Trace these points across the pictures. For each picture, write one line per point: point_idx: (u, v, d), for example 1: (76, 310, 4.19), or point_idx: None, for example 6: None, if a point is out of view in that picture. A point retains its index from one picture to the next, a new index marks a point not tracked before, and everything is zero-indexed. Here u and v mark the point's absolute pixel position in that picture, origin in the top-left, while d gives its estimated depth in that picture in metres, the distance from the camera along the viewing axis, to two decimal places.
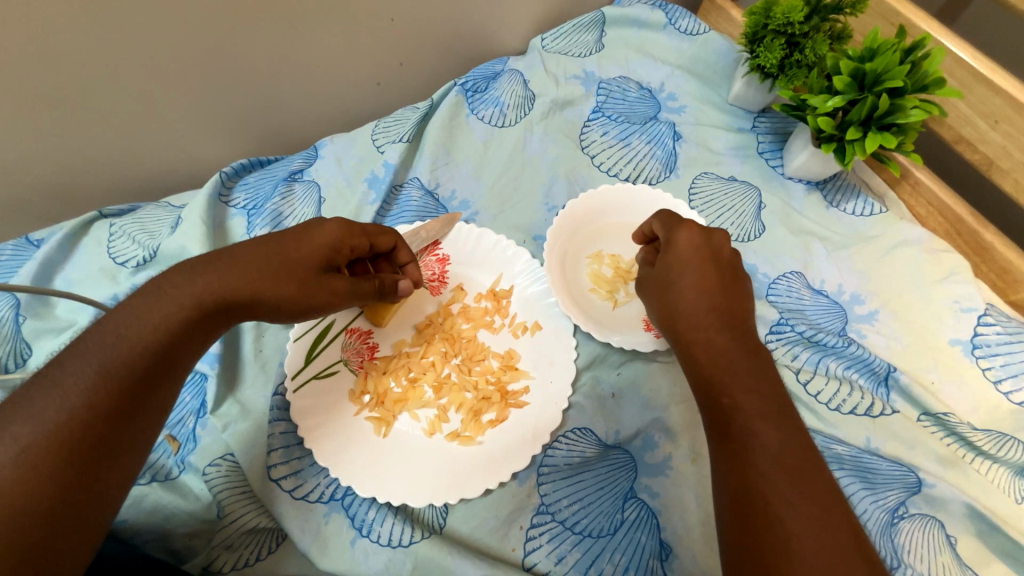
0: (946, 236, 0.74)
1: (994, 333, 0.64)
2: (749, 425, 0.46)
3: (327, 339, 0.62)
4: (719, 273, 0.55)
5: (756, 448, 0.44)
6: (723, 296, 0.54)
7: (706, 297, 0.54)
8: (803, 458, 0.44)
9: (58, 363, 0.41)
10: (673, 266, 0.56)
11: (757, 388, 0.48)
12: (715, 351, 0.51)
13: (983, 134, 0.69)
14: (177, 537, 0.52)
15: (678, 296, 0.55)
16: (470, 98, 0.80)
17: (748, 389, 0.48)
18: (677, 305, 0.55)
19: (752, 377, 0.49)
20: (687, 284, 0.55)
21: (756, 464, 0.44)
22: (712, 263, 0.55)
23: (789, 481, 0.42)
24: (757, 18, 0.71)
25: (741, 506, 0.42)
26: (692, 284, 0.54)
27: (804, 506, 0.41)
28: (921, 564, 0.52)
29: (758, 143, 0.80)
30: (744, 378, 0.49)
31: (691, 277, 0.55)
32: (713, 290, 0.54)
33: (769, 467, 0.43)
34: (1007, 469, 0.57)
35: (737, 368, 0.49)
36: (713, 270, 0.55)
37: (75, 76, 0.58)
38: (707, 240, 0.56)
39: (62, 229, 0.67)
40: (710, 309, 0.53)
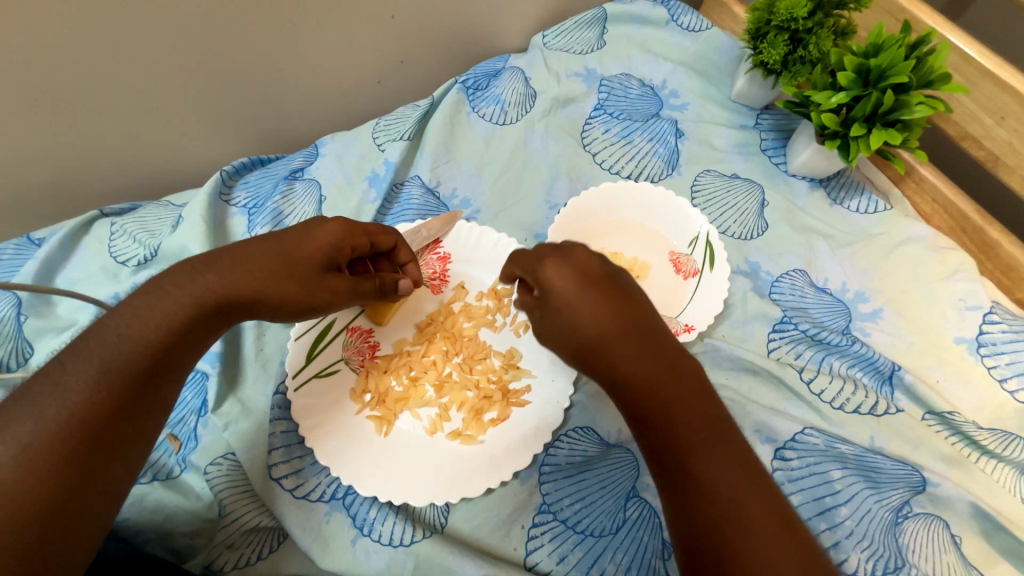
0: (951, 233, 0.73)
1: (1000, 331, 0.63)
2: (698, 457, 0.40)
3: (328, 337, 0.62)
4: (607, 292, 0.48)
5: (712, 482, 0.39)
6: (625, 311, 0.47)
7: (603, 330, 0.46)
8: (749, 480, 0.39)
9: (59, 361, 0.41)
10: (559, 305, 0.49)
11: (695, 409, 0.42)
12: (636, 380, 0.44)
13: (989, 130, 0.68)
14: (178, 536, 0.52)
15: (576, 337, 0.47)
16: (471, 95, 0.80)
17: (676, 420, 0.42)
18: (582, 339, 0.47)
19: (676, 403, 0.42)
20: (577, 316, 0.48)
21: (717, 500, 0.38)
22: (601, 284, 0.49)
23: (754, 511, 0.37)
24: (760, 14, 0.71)
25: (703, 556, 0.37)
26: (590, 312, 0.47)
27: (775, 542, 0.36)
28: (925, 564, 0.52)
29: (761, 140, 0.79)
30: (669, 407, 0.42)
31: (585, 308, 0.47)
32: (614, 311, 0.47)
33: (727, 504, 0.38)
34: (1012, 468, 0.56)
35: (662, 397, 0.43)
36: (605, 290, 0.49)
37: (75, 75, 0.58)
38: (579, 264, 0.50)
39: (63, 228, 0.67)
40: (617, 334, 0.46)
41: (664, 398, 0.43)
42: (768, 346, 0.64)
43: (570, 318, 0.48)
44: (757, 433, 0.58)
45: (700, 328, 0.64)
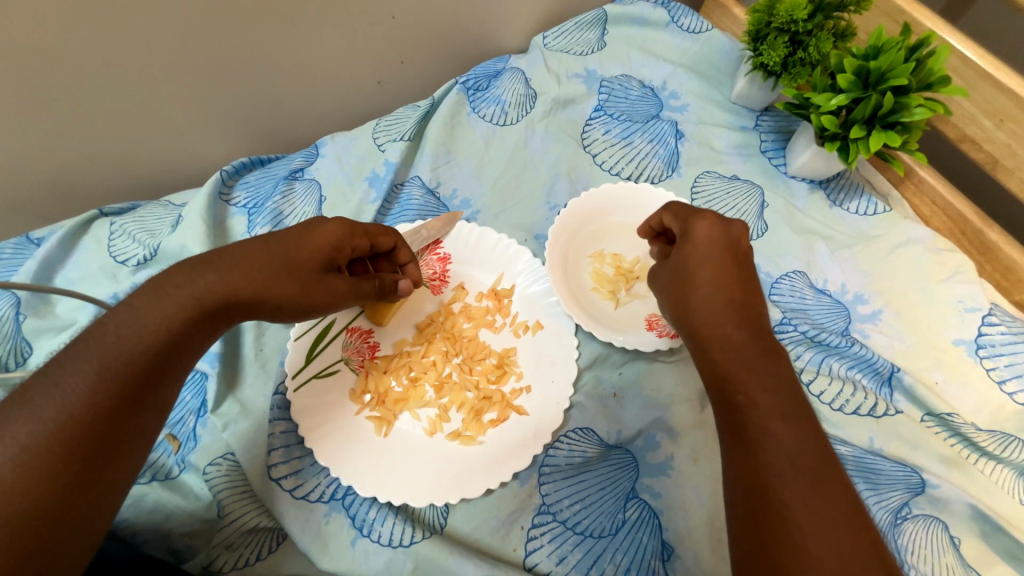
0: (950, 235, 0.73)
1: (998, 333, 0.64)
2: (765, 425, 0.44)
3: (328, 338, 0.62)
4: (737, 269, 0.53)
5: (767, 448, 0.43)
6: (742, 287, 0.52)
7: (723, 291, 0.52)
8: (819, 458, 0.42)
9: (58, 363, 0.41)
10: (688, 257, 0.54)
11: (774, 386, 0.46)
12: (727, 338, 0.50)
13: (988, 133, 0.68)
14: (177, 536, 0.51)
15: (693, 289, 0.53)
16: (471, 96, 0.80)
17: (764, 386, 0.46)
18: (694, 296, 0.53)
19: (763, 372, 0.47)
20: (703, 255, 0.53)
21: (770, 468, 0.41)
22: (732, 254, 0.54)
23: (808, 482, 0.41)
24: (761, 16, 0.71)
25: (751, 503, 0.41)
26: (712, 270, 0.52)
27: (822, 510, 0.39)
28: (924, 565, 0.52)
29: (760, 142, 0.79)
30: (761, 374, 0.47)
31: (708, 264, 0.53)
32: (725, 281, 0.52)
33: (780, 464, 0.41)
34: (1011, 469, 0.56)
35: (753, 363, 0.48)
36: (734, 261, 0.53)
37: (75, 75, 0.58)
38: (728, 230, 0.54)
39: (63, 228, 0.67)
40: (721, 293, 0.52)
41: (749, 364, 0.48)
42: None
43: (691, 272, 0.53)
44: None
45: None
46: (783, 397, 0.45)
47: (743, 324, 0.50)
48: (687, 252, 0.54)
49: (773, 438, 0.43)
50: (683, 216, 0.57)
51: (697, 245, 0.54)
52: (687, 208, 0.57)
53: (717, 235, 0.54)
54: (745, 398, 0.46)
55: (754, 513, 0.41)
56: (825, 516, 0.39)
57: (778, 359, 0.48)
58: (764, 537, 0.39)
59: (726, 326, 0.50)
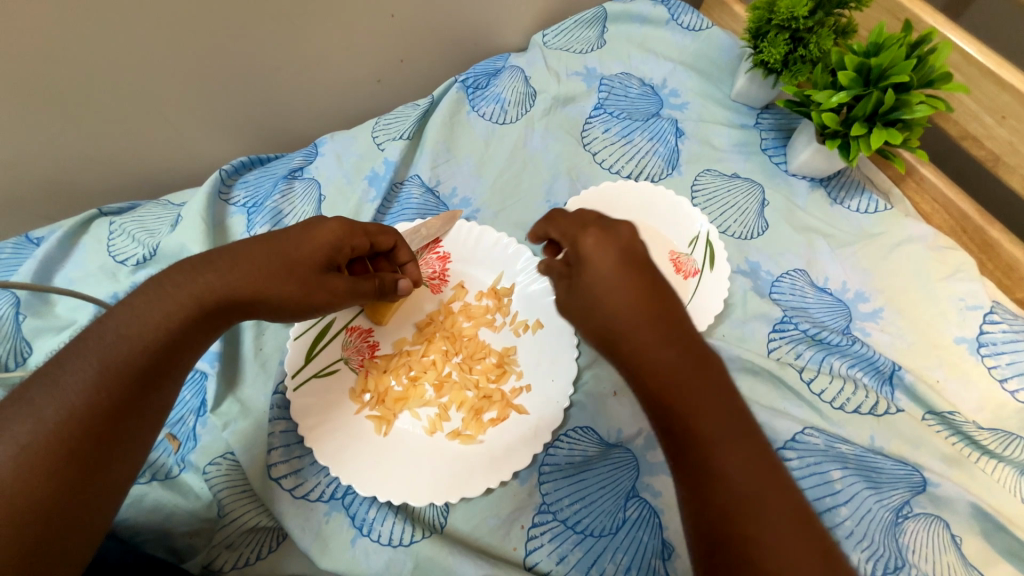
0: (951, 233, 0.73)
1: (1000, 331, 0.63)
2: (709, 455, 0.39)
3: (327, 337, 0.62)
4: (645, 276, 0.47)
5: (718, 483, 0.38)
6: (656, 297, 0.46)
7: (638, 308, 0.45)
8: (768, 479, 0.38)
9: (57, 362, 0.41)
10: (594, 277, 0.47)
11: (715, 402, 0.41)
12: (655, 359, 0.43)
13: (990, 130, 0.68)
14: (177, 535, 0.51)
15: (608, 312, 0.46)
16: (471, 95, 0.79)
17: (700, 409, 0.40)
18: (611, 318, 0.46)
19: (698, 392, 0.41)
20: (608, 272, 0.47)
21: (727, 509, 0.37)
22: (637, 263, 0.47)
23: (767, 515, 0.37)
24: (761, 13, 0.71)
25: (717, 553, 0.36)
26: (622, 284, 0.46)
27: (792, 548, 0.35)
28: (925, 564, 0.51)
29: (761, 140, 0.79)
30: (694, 397, 0.41)
31: (613, 278, 0.46)
32: (636, 295, 0.45)
33: (735, 503, 0.37)
34: (1012, 468, 0.56)
35: (687, 384, 0.41)
36: (640, 268, 0.47)
37: (74, 75, 0.58)
38: (617, 236, 0.49)
39: (62, 227, 0.67)
40: (635, 309, 0.45)
41: (685, 386, 0.41)
42: (768, 346, 0.64)
43: (599, 293, 0.47)
44: None
45: (700, 327, 0.64)
46: (726, 414, 0.40)
47: (666, 340, 0.43)
48: (591, 269, 0.48)
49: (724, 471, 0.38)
50: (574, 232, 0.51)
51: (593, 262, 0.48)
52: (579, 220, 0.52)
53: (616, 245, 0.48)
54: (688, 426, 0.40)
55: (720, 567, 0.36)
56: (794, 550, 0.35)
57: (709, 369, 0.42)
58: None
59: (647, 347, 0.43)
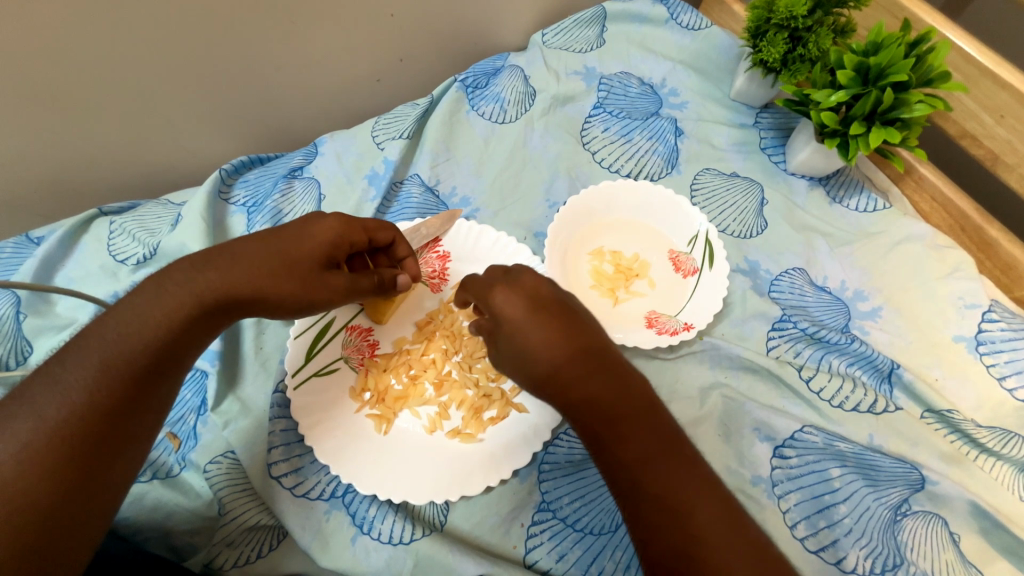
0: (950, 231, 0.73)
1: (998, 330, 0.63)
2: (648, 479, 0.39)
3: (328, 335, 0.62)
4: (557, 316, 0.46)
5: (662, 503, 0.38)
6: (574, 331, 0.45)
7: (559, 346, 0.44)
8: (708, 492, 0.39)
9: (58, 360, 0.41)
10: (511, 320, 0.46)
11: (649, 437, 0.40)
12: (588, 404, 0.42)
13: (988, 129, 0.68)
14: (178, 534, 0.52)
15: (532, 355, 0.45)
16: (471, 94, 0.80)
17: (632, 437, 0.40)
18: (537, 365, 0.44)
19: (627, 421, 0.41)
20: (521, 314, 0.46)
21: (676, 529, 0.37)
22: (549, 299, 0.47)
23: (714, 527, 0.37)
24: (760, 12, 0.71)
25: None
26: (537, 333, 0.45)
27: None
28: (924, 562, 0.52)
29: (760, 139, 0.79)
30: (624, 426, 0.41)
31: (529, 326, 0.45)
32: (555, 333, 0.44)
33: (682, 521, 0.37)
34: (1011, 466, 0.56)
35: (616, 415, 0.41)
36: (554, 308, 0.46)
37: (74, 74, 0.58)
38: (525, 282, 0.49)
39: (62, 227, 0.67)
40: (554, 349, 0.44)
41: (616, 422, 0.41)
42: (767, 344, 0.64)
43: (519, 341, 0.45)
44: (756, 431, 0.58)
45: (700, 326, 0.64)
46: (660, 446, 0.40)
47: (589, 374, 0.43)
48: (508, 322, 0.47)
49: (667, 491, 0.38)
50: (483, 287, 0.50)
51: (507, 303, 0.47)
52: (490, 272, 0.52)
53: (525, 291, 0.48)
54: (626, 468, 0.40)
55: None
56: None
57: (633, 394, 0.42)
58: None
59: (573, 387, 0.43)
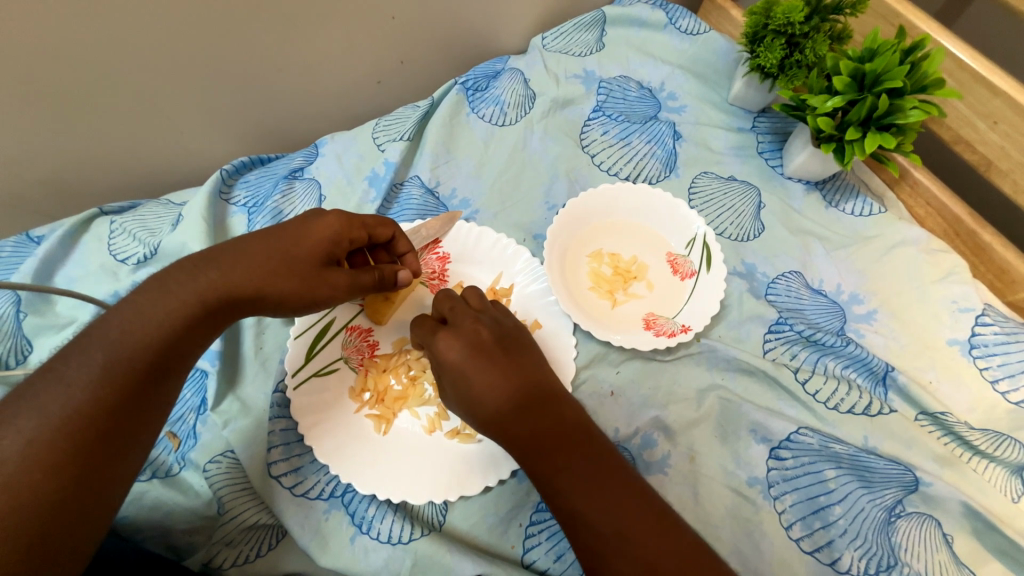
0: (944, 236, 0.74)
1: (991, 333, 0.64)
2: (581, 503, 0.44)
3: (328, 335, 0.62)
4: (495, 359, 0.51)
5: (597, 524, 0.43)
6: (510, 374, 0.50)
7: (496, 389, 0.49)
8: (636, 508, 0.44)
9: (62, 358, 0.41)
10: (453, 366, 0.51)
11: (583, 462, 0.46)
12: (528, 439, 0.47)
13: (982, 134, 0.69)
14: (178, 533, 0.52)
15: (474, 399, 0.49)
16: (471, 96, 0.80)
17: (565, 466, 0.45)
18: (479, 407, 0.49)
19: (560, 452, 0.46)
20: (461, 360, 0.51)
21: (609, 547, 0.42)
22: (487, 343, 0.52)
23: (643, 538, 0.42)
24: (757, 18, 0.71)
25: None
26: (479, 377, 0.49)
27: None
28: (917, 562, 0.52)
29: (758, 143, 0.80)
30: (557, 457, 0.46)
31: (472, 369, 0.50)
32: (492, 377, 0.49)
33: (613, 537, 0.42)
34: (1003, 468, 0.57)
35: (550, 448, 0.46)
36: (492, 351, 0.51)
37: (75, 74, 0.58)
38: (467, 326, 0.53)
39: (63, 226, 0.67)
40: (492, 390, 0.49)
41: (551, 454, 0.46)
42: (763, 347, 0.65)
43: (462, 385, 0.50)
44: (752, 433, 0.59)
45: (697, 328, 0.64)
46: (592, 470, 0.45)
47: (524, 412, 0.48)
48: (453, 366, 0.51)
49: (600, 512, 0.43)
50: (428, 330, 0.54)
51: (449, 349, 0.52)
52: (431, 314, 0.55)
53: (466, 336, 0.52)
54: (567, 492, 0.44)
55: None
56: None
57: (565, 427, 0.48)
58: None
59: (511, 425, 0.48)
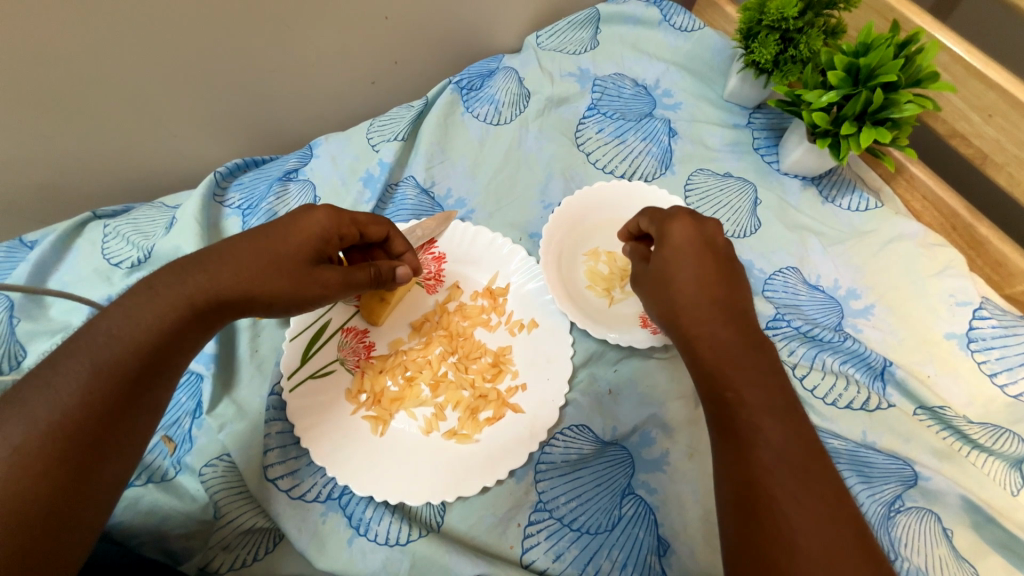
0: (941, 230, 0.74)
1: (988, 326, 0.64)
2: (755, 421, 0.45)
3: (323, 338, 0.62)
4: (717, 273, 0.54)
5: (757, 444, 0.43)
6: (717, 290, 0.53)
7: (704, 289, 0.53)
8: (806, 455, 0.43)
9: (49, 364, 0.41)
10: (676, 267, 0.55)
11: (761, 381, 0.47)
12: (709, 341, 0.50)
13: (977, 128, 0.68)
14: (173, 538, 0.51)
15: (676, 289, 0.54)
16: (465, 96, 0.80)
17: (753, 383, 0.47)
18: (678, 297, 0.53)
19: (749, 366, 0.48)
20: (674, 262, 0.55)
21: (760, 464, 0.42)
22: (711, 256, 0.55)
23: (796, 476, 0.41)
24: (751, 14, 0.71)
25: (745, 499, 0.41)
26: (688, 278, 0.54)
27: (810, 502, 0.40)
28: (917, 557, 0.52)
29: (753, 139, 0.79)
30: (747, 371, 0.47)
31: (688, 272, 0.54)
32: (703, 282, 0.53)
33: (773, 464, 0.42)
34: (1003, 461, 0.57)
35: (737, 358, 0.48)
36: (712, 267, 0.54)
37: (67, 77, 0.58)
38: (701, 230, 0.56)
39: (56, 231, 0.66)
40: (698, 291, 0.53)
41: (729, 366, 0.48)
42: None
43: (668, 278, 0.55)
44: None
45: None
46: (772, 397, 0.46)
47: (724, 322, 0.51)
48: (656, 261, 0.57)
49: (765, 439, 0.43)
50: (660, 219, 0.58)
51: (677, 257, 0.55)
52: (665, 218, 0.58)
53: (687, 244, 0.55)
54: (736, 397, 0.46)
55: (746, 510, 0.41)
56: (811, 510, 0.40)
57: (762, 353, 0.49)
58: (755, 530, 0.40)
59: (701, 324, 0.51)
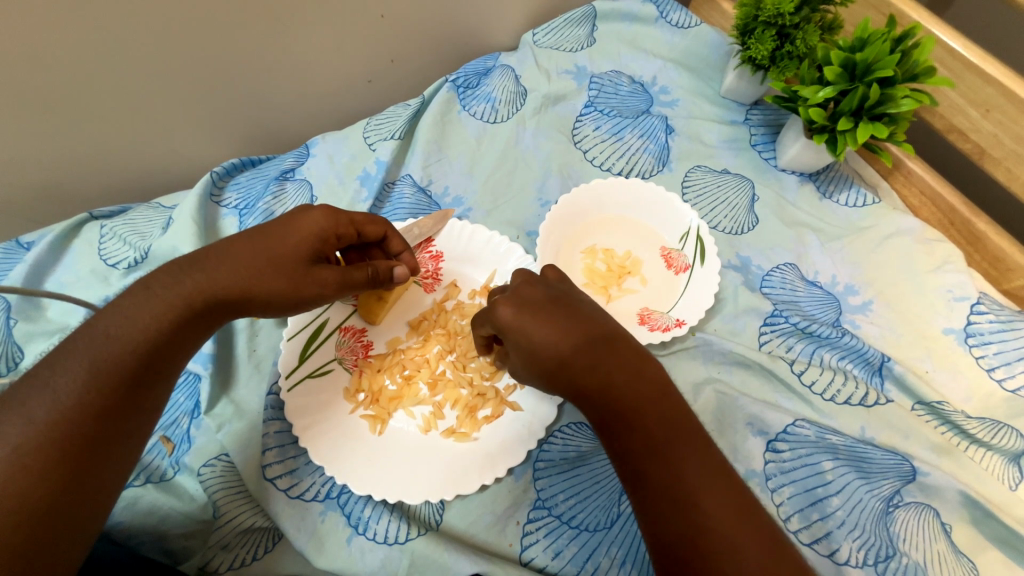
0: (939, 225, 0.74)
1: (986, 321, 0.64)
2: (667, 466, 0.41)
3: (321, 337, 0.62)
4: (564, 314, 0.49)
5: (681, 491, 0.40)
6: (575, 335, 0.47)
7: (563, 346, 0.47)
8: (719, 480, 0.41)
9: (48, 364, 0.41)
10: (524, 335, 0.49)
11: (663, 419, 0.43)
12: (597, 396, 0.45)
13: (975, 123, 0.68)
14: (173, 537, 0.51)
15: (540, 356, 0.48)
16: (462, 94, 0.80)
17: (652, 423, 0.43)
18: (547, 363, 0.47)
19: (643, 404, 0.44)
20: (522, 326, 0.49)
21: (689, 511, 0.39)
22: (554, 300, 0.50)
23: (724, 508, 0.39)
24: (748, 10, 0.71)
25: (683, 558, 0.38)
26: (544, 339, 0.47)
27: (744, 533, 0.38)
28: (915, 552, 0.52)
29: (751, 136, 0.79)
30: (643, 412, 0.43)
31: (540, 335, 0.47)
32: (559, 336, 0.47)
33: (697, 506, 0.39)
34: (1001, 456, 0.57)
35: (628, 401, 0.44)
36: (561, 310, 0.49)
37: (62, 78, 0.58)
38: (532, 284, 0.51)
39: (53, 232, 0.66)
40: (560, 350, 0.47)
41: (623, 415, 0.44)
42: (759, 340, 0.64)
43: (528, 342, 0.48)
44: (749, 426, 0.58)
45: (692, 322, 0.64)
46: (670, 429, 0.43)
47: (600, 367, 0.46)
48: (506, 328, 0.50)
49: (682, 479, 0.40)
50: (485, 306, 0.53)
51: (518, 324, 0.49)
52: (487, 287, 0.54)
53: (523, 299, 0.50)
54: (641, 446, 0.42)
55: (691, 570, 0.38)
56: (753, 555, 0.37)
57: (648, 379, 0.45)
58: None
59: (580, 385, 0.46)
